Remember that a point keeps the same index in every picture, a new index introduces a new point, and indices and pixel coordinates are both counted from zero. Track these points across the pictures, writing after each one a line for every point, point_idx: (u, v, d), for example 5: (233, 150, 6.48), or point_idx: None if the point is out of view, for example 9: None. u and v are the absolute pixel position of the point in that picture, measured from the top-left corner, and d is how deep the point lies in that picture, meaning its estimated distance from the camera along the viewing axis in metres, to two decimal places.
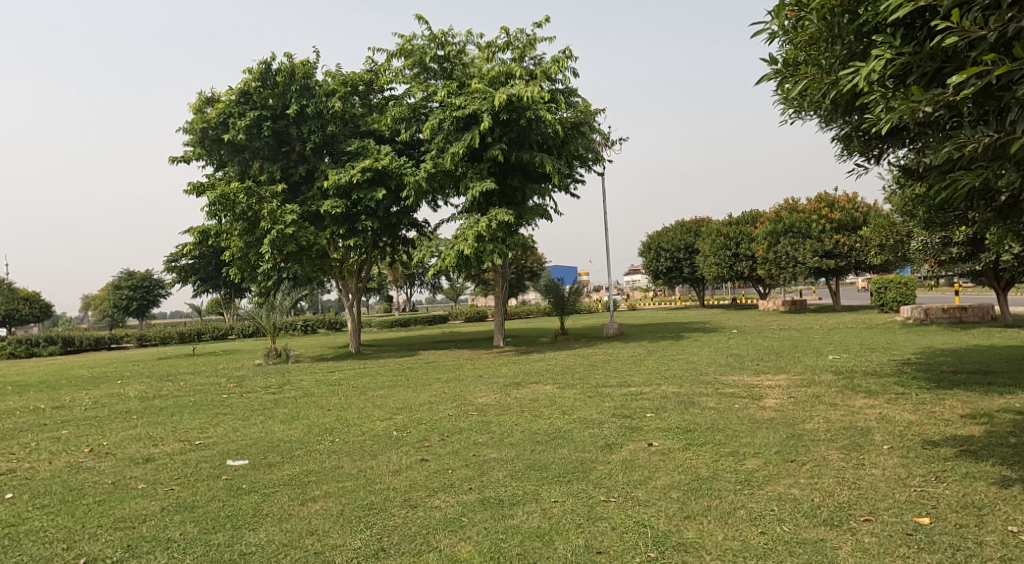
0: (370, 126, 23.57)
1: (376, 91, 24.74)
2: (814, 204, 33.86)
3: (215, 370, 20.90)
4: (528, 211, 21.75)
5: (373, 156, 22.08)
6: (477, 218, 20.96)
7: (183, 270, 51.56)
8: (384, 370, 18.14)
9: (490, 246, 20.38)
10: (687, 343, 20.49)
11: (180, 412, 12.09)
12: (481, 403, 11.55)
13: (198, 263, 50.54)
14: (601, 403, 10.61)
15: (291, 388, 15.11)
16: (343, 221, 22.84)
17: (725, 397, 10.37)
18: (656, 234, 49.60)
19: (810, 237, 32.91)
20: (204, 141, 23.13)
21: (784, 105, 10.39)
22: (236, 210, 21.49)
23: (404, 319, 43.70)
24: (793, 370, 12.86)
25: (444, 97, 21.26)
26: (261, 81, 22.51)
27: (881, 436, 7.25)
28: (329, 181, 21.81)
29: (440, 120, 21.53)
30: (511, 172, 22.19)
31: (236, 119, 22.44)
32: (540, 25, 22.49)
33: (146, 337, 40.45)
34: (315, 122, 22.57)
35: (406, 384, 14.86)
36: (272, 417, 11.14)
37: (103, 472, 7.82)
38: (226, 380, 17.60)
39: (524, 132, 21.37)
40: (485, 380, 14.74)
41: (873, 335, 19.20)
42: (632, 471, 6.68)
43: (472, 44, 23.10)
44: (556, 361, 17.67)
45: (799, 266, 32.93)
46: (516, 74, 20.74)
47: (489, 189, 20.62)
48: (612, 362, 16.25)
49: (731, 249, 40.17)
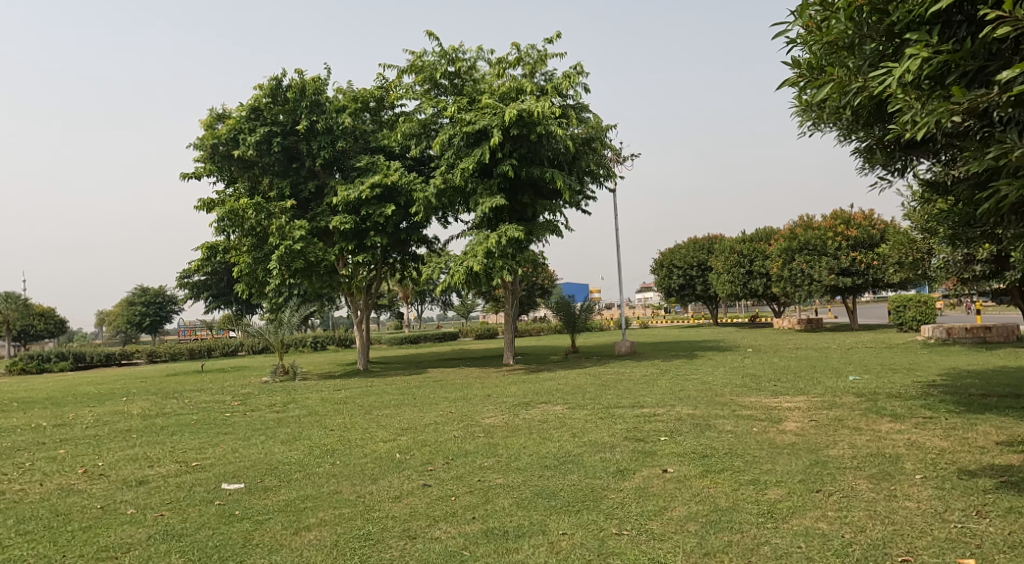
0: (381, 142, 23.41)
1: (387, 107, 24.89)
2: (829, 222, 33.35)
3: (222, 387, 20.66)
4: (539, 227, 21.45)
5: (383, 172, 21.87)
6: (487, 234, 20.71)
7: (195, 286, 51.73)
8: (391, 388, 17.76)
9: (500, 263, 20.09)
10: (701, 362, 20.06)
11: (180, 431, 11.77)
12: (489, 424, 11.21)
13: (210, 279, 50.70)
14: (613, 425, 10.23)
15: (296, 407, 14.79)
16: (352, 237, 22.63)
17: (742, 421, 9.97)
18: (668, 252, 49.08)
19: (826, 254, 32.41)
20: (214, 158, 22.73)
21: (804, 115, 10.16)
22: (245, 226, 21.27)
23: (414, 336, 43.44)
24: (812, 392, 12.42)
25: (454, 112, 21.08)
26: (272, 96, 22.19)
27: (912, 465, 6.83)
28: (337, 197, 21.56)
29: (450, 136, 21.35)
30: (522, 189, 21.89)
31: (246, 135, 22.12)
32: (551, 41, 22.37)
33: (156, 354, 40.35)
34: (325, 138, 22.33)
35: (412, 403, 14.51)
36: (274, 437, 10.81)
37: (94, 495, 7.48)
38: (232, 398, 17.29)
39: (534, 148, 21.13)
40: (493, 399, 14.36)
41: (893, 355, 18.69)
42: (647, 500, 6.29)
43: (484, 60, 22.99)
44: (567, 379, 17.29)
45: (814, 284, 32.47)
46: (527, 91, 20.53)
47: (499, 204, 20.39)
48: (625, 382, 15.86)
49: (745, 267, 39.71)
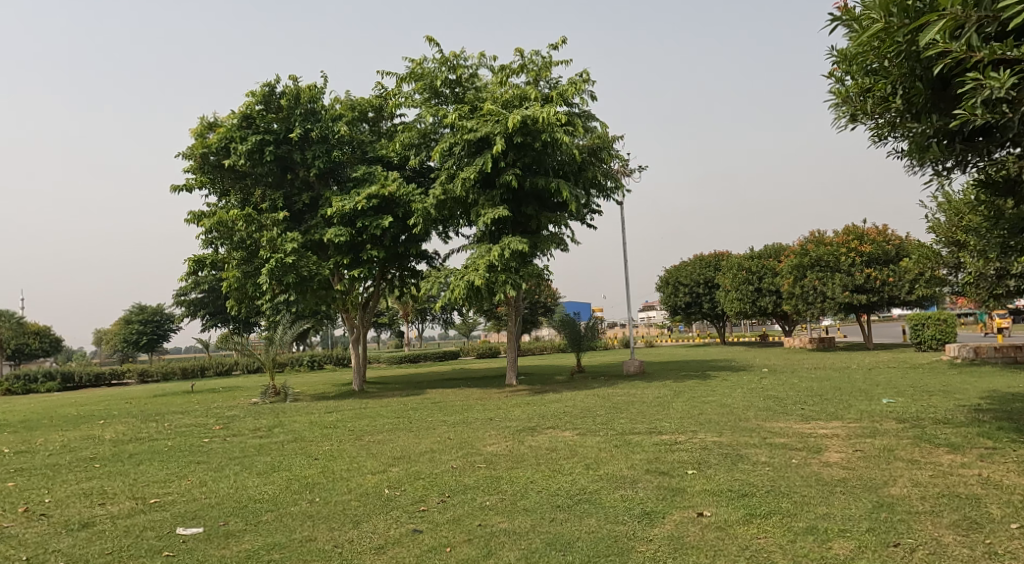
0: (378, 153, 22.42)
1: (386, 117, 24.03)
2: (841, 237, 32.23)
3: (208, 409, 19.54)
4: (544, 240, 20.41)
5: (381, 182, 20.84)
6: (488, 246, 19.69)
7: (191, 303, 50.71)
8: (386, 411, 16.61)
9: (502, 276, 19.01)
10: (716, 383, 18.91)
11: (148, 460, 10.61)
12: (491, 452, 10.08)
13: (207, 297, 49.69)
14: (631, 454, 9.12)
15: (281, 432, 13.64)
16: (348, 250, 21.56)
17: (777, 451, 8.88)
18: (673, 269, 47.98)
19: (839, 270, 31.26)
20: (203, 168, 21.56)
21: (844, 107, 9.13)
22: (234, 238, 20.20)
23: (413, 355, 42.27)
24: (847, 417, 11.29)
25: (455, 119, 20.09)
26: (264, 104, 21.10)
27: (1000, 510, 5.75)
28: (332, 209, 20.50)
29: (451, 145, 20.36)
30: (526, 200, 20.85)
31: (238, 143, 21.00)
32: (556, 47, 21.47)
33: (147, 373, 39.15)
34: (320, 147, 21.29)
35: (407, 428, 13.37)
36: (250, 467, 9.66)
37: (25, 542, 6.35)
38: (215, 421, 16.15)
39: (540, 157, 20.13)
40: (495, 424, 13.22)
41: (922, 376, 17.55)
42: (685, 556, 5.20)
43: (486, 67, 22.04)
44: (574, 402, 16.15)
45: (827, 302, 31.27)
46: (531, 97, 19.54)
47: (503, 215, 19.37)
48: (637, 404, 14.72)
49: (753, 284, 38.58)
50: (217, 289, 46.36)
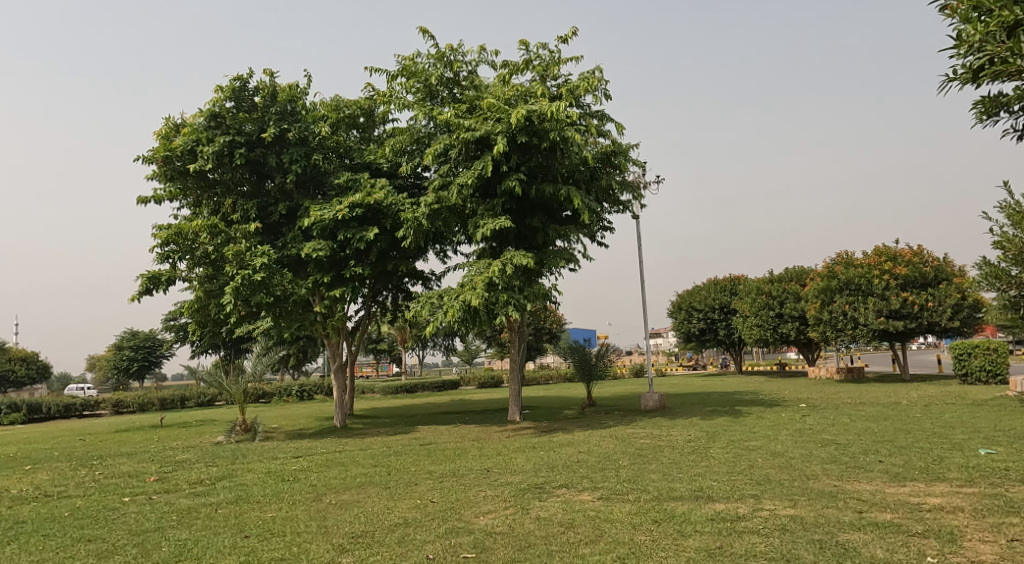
0: (365, 159, 19.91)
1: (377, 122, 21.62)
2: (872, 258, 29.51)
3: (162, 452, 16.97)
4: (551, 255, 17.84)
5: (366, 189, 18.33)
6: (488, 262, 17.12)
7: (180, 329, 48.09)
8: (364, 455, 13.98)
9: (504, 296, 16.43)
10: (752, 422, 16.21)
11: (27, 539, 8.06)
12: (484, 529, 7.48)
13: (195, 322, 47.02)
14: (680, 540, 6.52)
15: (226, 489, 11.05)
16: (329, 267, 18.98)
17: (891, 538, 6.26)
18: (686, 293, 45.27)
19: (872, 294, 28.46)
20: (167, 175, 18.95)
21: (974, 56, 6.66)
22: (195, 253, 17.63)
23: (410, 385, 39.53)
24: (952, 477, 8.63)
25: (450, 118, 17.61)
26: (235, 102, 18.56)
27: None
28: (310, 219, 17.96)
29: (446, 147, 17.86)
30: (531, 210, 18.29)
31: (204, 146, 18.50)
32: (566, 39, 19.05)
33: (123, 404, 36.41)
34: (298, 149, 18.72)
35: (382, 483, 10.76)
36: (151, 555, 7.12)
37: None
38: (158, 469, 13.56)
39: (548, 160, 17.63)
40: (491, 478, 10.59)
41: (1000, 416, 14.80)
42: None
43: (486, 63, 19.59)
44: (588, 446, 13.48)
45: (860, 329, 28.47)
46: (537, 92, 17.08)
47: (505, 226, 16.85)
48: (666, 452, 12.07)
49: (774, 309, 35.84)
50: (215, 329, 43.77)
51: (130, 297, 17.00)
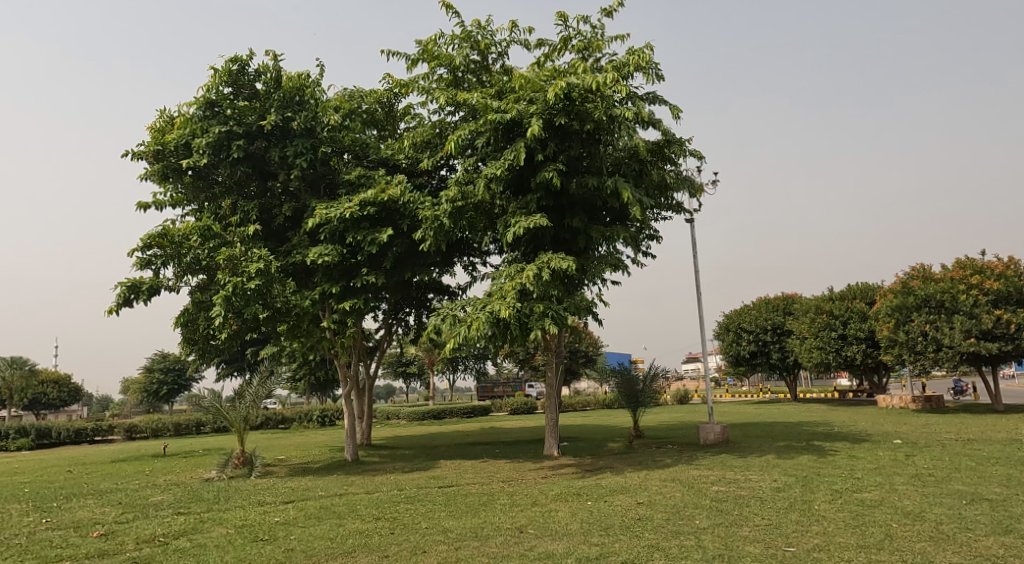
0: (382, 155, 17.47)
1: (398, 116, 19.19)
2: (955, 271, 26.27)
3: (139, 490, 14.48)
4: (595, 261, 15.12)
5: (380, 184, 15.86)
6: (520, 267, 14.44)
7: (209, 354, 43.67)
8: (368, 503, 11.32)
9: (539, 307, 13.75)
10: (846, 463, 13.22)
11: None
12: None
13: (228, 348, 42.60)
14: None
15: (180, 552, 8.50)
16: (338, 276, 16.48)
17: None
18: (734, 313, 41.98)
19: (958, 312, 25.17)
20: (161, 173, 16.53)
21: None
22: (184, 258, 15.20)
23: (438, 411, 36.81)
24: None
25: (477, 99, 15.07)
26: (233, 88, 16.21)
27: None
28: (315, 218, 15.55)
29: (473, 134, 15.29)
30: (570, 209, 15.60)
31: (198, 137, 16.13)
32: (611, 12, 16.45)
33: (135, 429, 34.23)
34: (304, 141, 16.28)
35: (381, 551, 8.12)
36: None
37: None
38: (117, 518, 11.08)
39: (591, 149, 14.97)
40: (527, 548, 7.89)
41: None
42: None
43: (519, 44, 17.06)
44: (649, 496, 10.66)
45: (944, 351, 25.16)
46: (578, 66, 14.51)
47: (541, 224, 14.28)
48: (755, 509, 9.25)
49: (836, 330, 32.55)
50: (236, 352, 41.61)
51: (108, 310, 14.63)
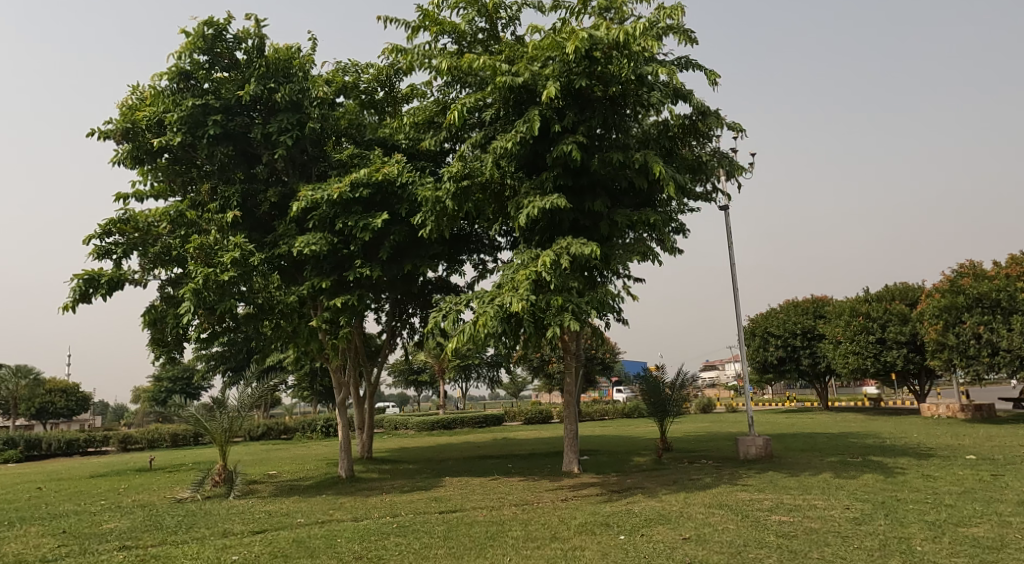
0: (380, 135, 15.60)
1: (399, 95, 17.32)
2: (1009, 269, 24.12)
3: (96, 514, 12.58)
4: (620, 249, 13.11)
5: (375, 164, 13.99)
6: (534, 254, 12.46)
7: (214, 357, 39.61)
8: (352, 535, 9.35)
9: (557, 300, 11.79)
10: (923, 484, 11.14)
11: None
12: None
13: (233, 355, 39.42)
14: None
15: None
16: (329, 270, 14.59)
17: None
18: (760, 316, 39.75)
19: (1016, 313, 23.05)
20: (131, 155, 14.67)
21: None
22: (149, 249, 13.25)
23: (448, 420, 34.82)
24: None
25: (484, 62, 13.16)
26: (209, 57, 14.37)
27: None
28: (301, 201, 13.70)
29: (480, 104, 13.37)
30: (592, 189, 13.63)
31: (169, 112, 14.25)
32: None
33: (129, 440, 32.44)
34: (290, 115, 14.41)
35: None
36: None
37: None
38: (49, 554, 9.19)
39: (615, 118, 13.01)
40: None
41: None
42: None
43: (533, 7, 15.14)
44: (696, 529, 8.63)
45: (1000, 355, 23.04)
46: (601, 21, 12.59)
47: (558, 204, 12.34)
48: (842, 552, 7.22)
49: (875, 333, 30.28)
50: (238, 359, 39.81)
51: (63, 308, 12.77)
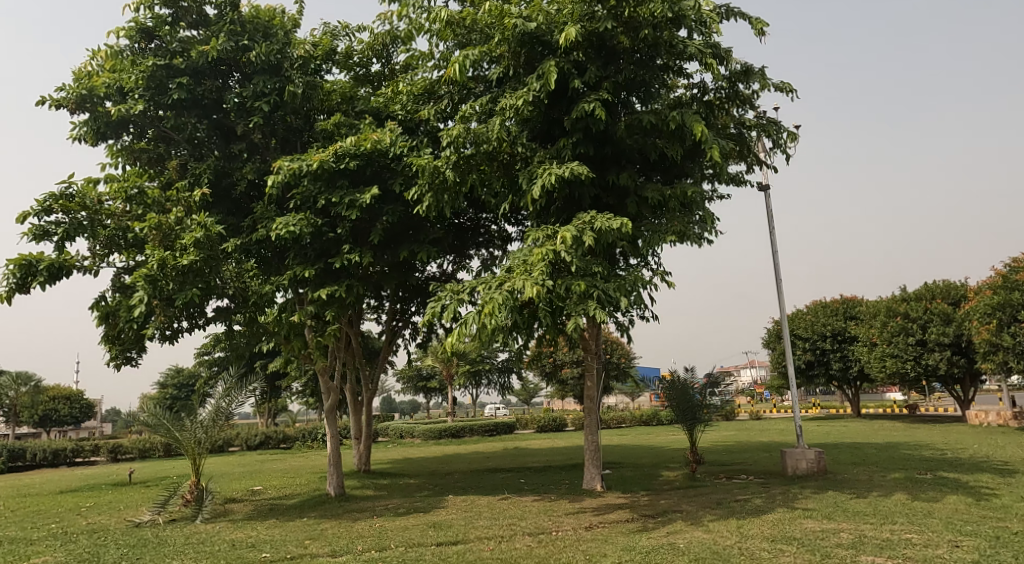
0: (373, 105, 13.65)
1: (396, 65, 15.38)
2: None
3: (34, 541, 10.66)
4: (650, 227, 11.11)
5: (365, 132, 12.10)
6: (550, 232, 10.48)
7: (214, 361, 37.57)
8: None
9: (579, 285, 9.82)
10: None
11: None
12: None
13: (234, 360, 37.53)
14: None
15: None
16: (314, 257, 12.65)
17: None
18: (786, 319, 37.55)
19: None
20: (87, 127, 12.81)
21: None
22: (95, 231, 11.28)
23: (457, 429, 32.81)
24: None
25: (489, 11, 11.28)
26: (174, 12, 12.57)
27: None
28: (279, 175, 11.81)
29: (486, 61, 11.49)
30: (617, 160, 11.67)
31: (127, 74, 12.37)
32: None
33: (120, 450, 30.58)
34: (267, 79, 12.56)
35: None
36: None
37: None
38: None
39: (644, 73, 11.08)
40: None
41: None
42: None
43: None
44: None
45: None
46: None
47: (579, 172, 10.38)
48: None
49: (915, 335, 28.02)
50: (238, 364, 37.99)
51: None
